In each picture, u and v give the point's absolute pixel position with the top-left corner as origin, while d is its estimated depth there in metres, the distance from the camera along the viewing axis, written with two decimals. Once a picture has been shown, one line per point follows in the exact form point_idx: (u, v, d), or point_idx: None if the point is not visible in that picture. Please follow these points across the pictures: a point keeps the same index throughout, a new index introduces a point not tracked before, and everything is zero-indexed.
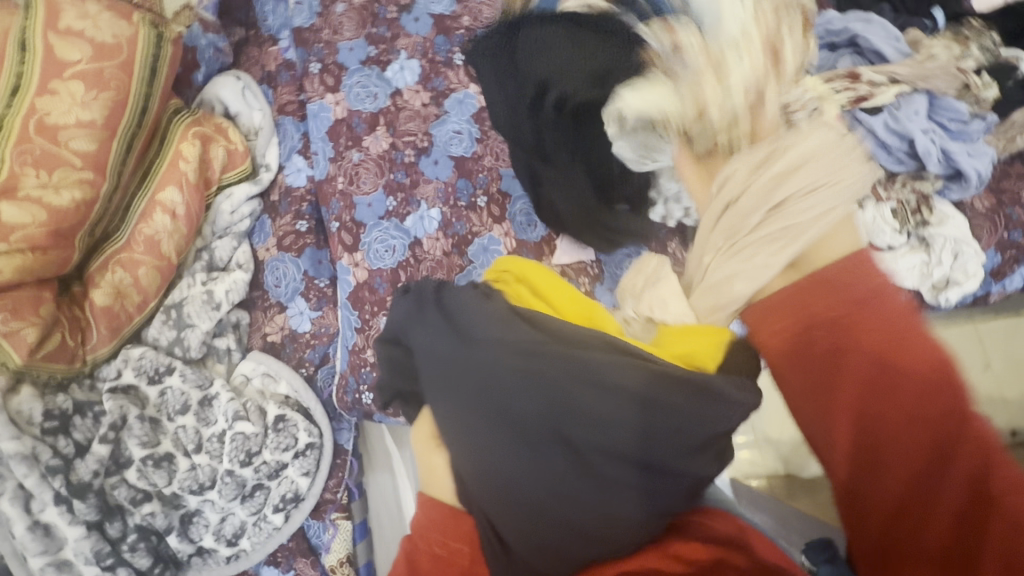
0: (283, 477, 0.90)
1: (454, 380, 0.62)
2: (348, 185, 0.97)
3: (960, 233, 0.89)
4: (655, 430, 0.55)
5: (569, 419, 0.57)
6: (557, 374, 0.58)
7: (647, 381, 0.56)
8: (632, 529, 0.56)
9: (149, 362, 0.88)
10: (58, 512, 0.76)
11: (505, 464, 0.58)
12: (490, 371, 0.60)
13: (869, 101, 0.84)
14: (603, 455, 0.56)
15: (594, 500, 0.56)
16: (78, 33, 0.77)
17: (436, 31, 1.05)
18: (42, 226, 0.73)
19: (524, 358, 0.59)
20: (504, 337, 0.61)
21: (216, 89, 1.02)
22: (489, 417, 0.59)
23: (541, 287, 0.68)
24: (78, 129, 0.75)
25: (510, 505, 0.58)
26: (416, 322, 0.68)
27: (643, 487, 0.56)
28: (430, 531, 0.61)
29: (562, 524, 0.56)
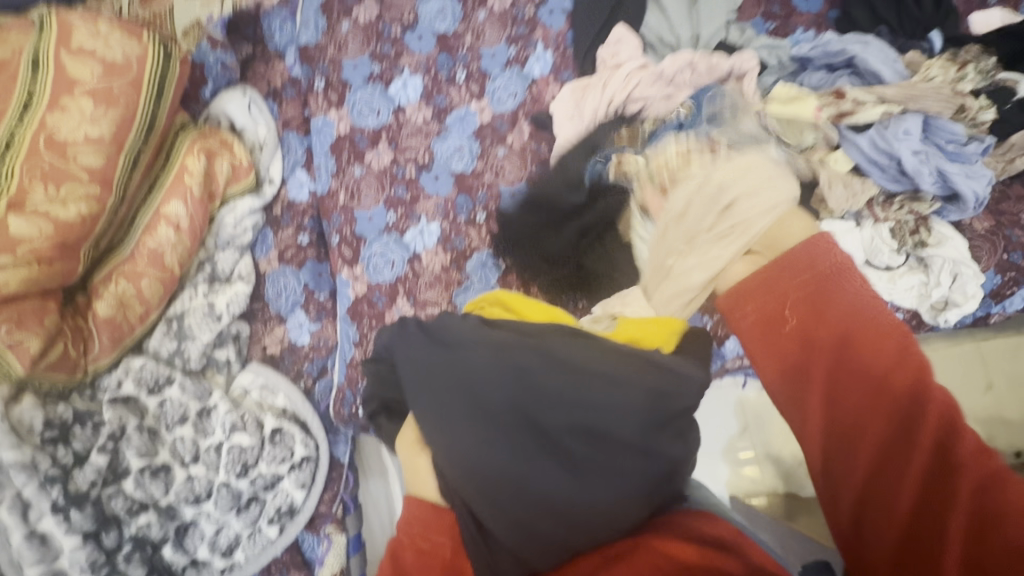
0: (279, 490, 0.90)
1: (435, 380, 0.70)
2: (349, 200, 0.99)
3: (958, 254, 0.88)
4: (615, 412, 0.63)
5: (539, 406, 0.64)
6: (528, 365, 0.67)
7: (603, 366, 0.66)
8: (603, 512, 0.61)
9: (149, 372, 0.89)
10: (56, 522, 0.77)
11: (484, 457, 0.64)
12: (468, 368, 0.68)
13: (851, 118, 0.89)
14: (575, 437, 0.63)
15: (565, 484, 0.62)
16: (90, 52, 0.79)
17: (439, 49, 1.07)
18: (48, 239, 0.74)
19: (494, 357, 0.68)
20: (477, 338, 0.71)
21: (223, 104, 1.04)
22: (467, 410, 0.66)
23: (518, 305, 0.79)
24: (86, 145, 0.77)
25: (490, 492, 0.63)
26: (398, 339, 0.78)
27: (617, 470, 0.62)
28: (415, 528, 0.65)
29: (537, 508, 0.62)
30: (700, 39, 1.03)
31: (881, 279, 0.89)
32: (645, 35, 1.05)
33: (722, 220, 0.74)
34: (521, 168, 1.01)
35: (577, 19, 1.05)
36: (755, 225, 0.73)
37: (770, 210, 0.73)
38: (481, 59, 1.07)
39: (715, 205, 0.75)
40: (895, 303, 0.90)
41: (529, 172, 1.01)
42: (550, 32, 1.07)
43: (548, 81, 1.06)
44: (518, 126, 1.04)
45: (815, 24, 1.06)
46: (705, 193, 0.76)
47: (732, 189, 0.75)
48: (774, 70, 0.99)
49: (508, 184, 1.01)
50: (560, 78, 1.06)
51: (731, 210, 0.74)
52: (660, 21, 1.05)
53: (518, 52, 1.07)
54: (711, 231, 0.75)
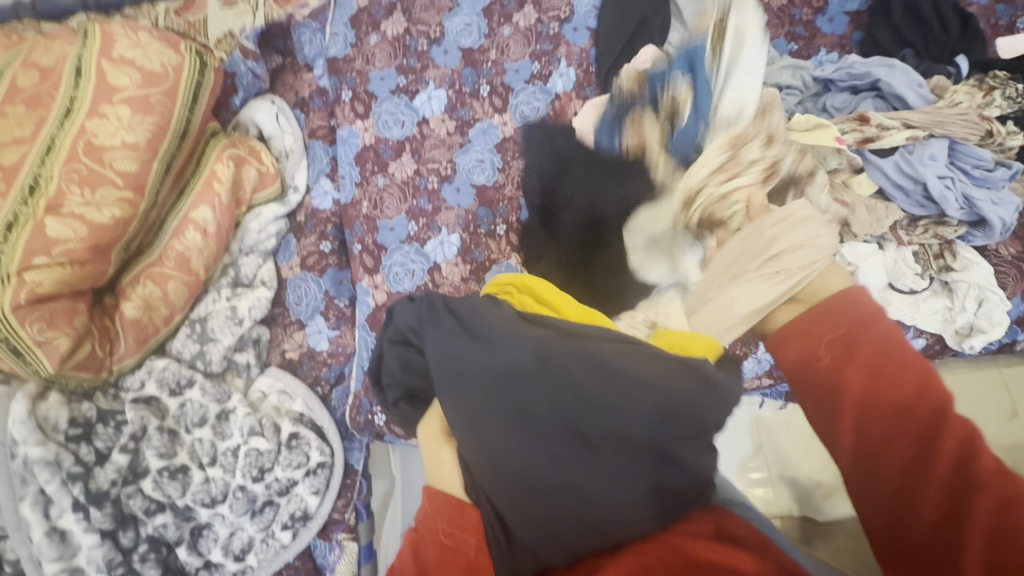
0: (293, 495, 0.90)
1: (471, 378, 0.70)
2: (372, 209, 1.00)
3: (985, 279, 0.87)
4: (648, 425, 0.62)
5: (580, 411, 0.63)
6: (569, 370, 0.65)
7: (647, 376, 0.64)
8: (630, 518, 0.63)
9: (172, 373, 0.90)
10: (75, 519, 0.79)
11: (517, 454, 0.65)
12: (507, 367, 0.68)
13: (876, 143, 0.89)
14: (610, 446, 0.63)
15: (597, 492, 0.63)
16: (130, 61, 0.81)
17: (464, 63, 1.09)
18: (82, 241, 0.76)
19: (535, 360, 0.67)
20: (517, 337, 0.70)
21: (252, 113, 1.06)
22: (500, 412, 0.66)
23: (553, 302, 0.79)
24: (122, 150, 0.79)
25: (518, 492, 0.65)
26: (431, 327, 0.77)
27: (654, 482, 0.63)
28: (438, 523, 0.68)
29: (564, 511, 0.64)
30: None
31: (904, 302, 0.88)
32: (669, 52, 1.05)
33: (768, 265, 0.73)
34: None
35: (601, 38, 1.08)
36: (801, 274, 0.71)
37: (812, 265, 0.72)
38: (505, 74, 1.08)
39: (767, 254, 0.74)
40: (918, 327, 0.89)
41: None
42: (574, 49, 1.09)
43: (571, 97, 1.07)
44: None
45: (839, 46, 1.06)
46: (755, 232, 0.76)
47: (783, 236, 0.74)
48: (798, 90, 1.00)
49: None
50: (583, 94, 1.07)
51: (776, 258, 0.73)
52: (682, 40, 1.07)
53: (542, 68, 1.08)
54: (763, 272, 0.73)
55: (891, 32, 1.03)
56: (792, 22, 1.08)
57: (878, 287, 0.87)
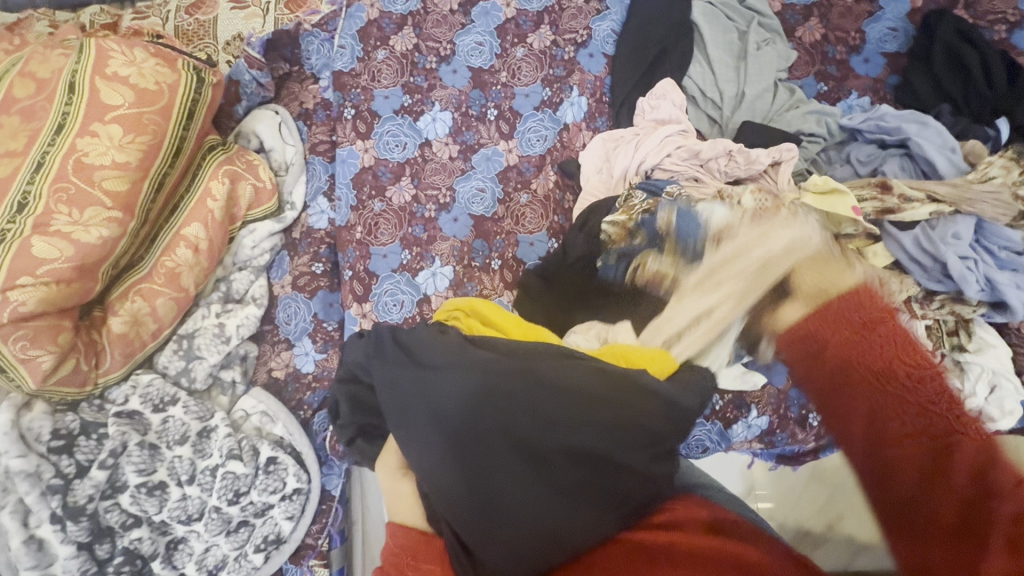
0: (268, 518, 0.91)
1: (412, 402, 0.69)
2: (366, 235, 0.98)
3: (999, 365, 0.81)
4: (599, 429, 0.61)
5: (524, 425, 0.62)
6: (510, 387, 0.65)
7: (590, 383, 0.64)
8: (596, 526, 0.57)
9: (156, 390, 0.91)
10: (53, 530, 0.80)
11: (463, 472, 0.62)
12: (450, 389, 0.67)
13: (896, 215, 0.84)
14: (563, 458, 0.60)
15: (557, 507, 0.59)
16: (123, 78, 0.81)
17: (472, 84, 1.04)
18: (68, 261, 0.76)
19: (476, 379, 0.66)
20: (457, 360, 0.70)
21: (254, 124, 1.04)
22: (446, 436, 0.64)
23: (499, 323, 0.80)
24: (111, 170, 0.78)
25: (475, 515, 0.60)
26: (377, 360, 0.77)
27: (610, 486, 0.60)
28: (402, 557, 0.64)
29: (518, 525, 0.59)
30: (744, 97, 0.99)
31: None
32: (687, 86, 1.01)
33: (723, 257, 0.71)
34: (543, 217, 0.99)
35: (617, 67, 1.03)
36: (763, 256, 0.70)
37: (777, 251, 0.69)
38: (514, 98, 1.04)
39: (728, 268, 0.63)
40: None
41: (552, 223, 0.99)
42: (588, 76, 1.04)
43: (580, 128, 1.03)
44: (545, 172, 1.01)
45: (872, 90, 1.00)
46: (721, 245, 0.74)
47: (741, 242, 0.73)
48: (821, 138, 0.95)
49: (527, 233, 0.99)
50: (594, 125, 1.03)
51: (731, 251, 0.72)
52: (703, 74, 1.01)
53: (553, 95, 1.04)
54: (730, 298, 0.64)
55: (931, 81, 0.96)
56: (824, 59, 1.02)
57: None
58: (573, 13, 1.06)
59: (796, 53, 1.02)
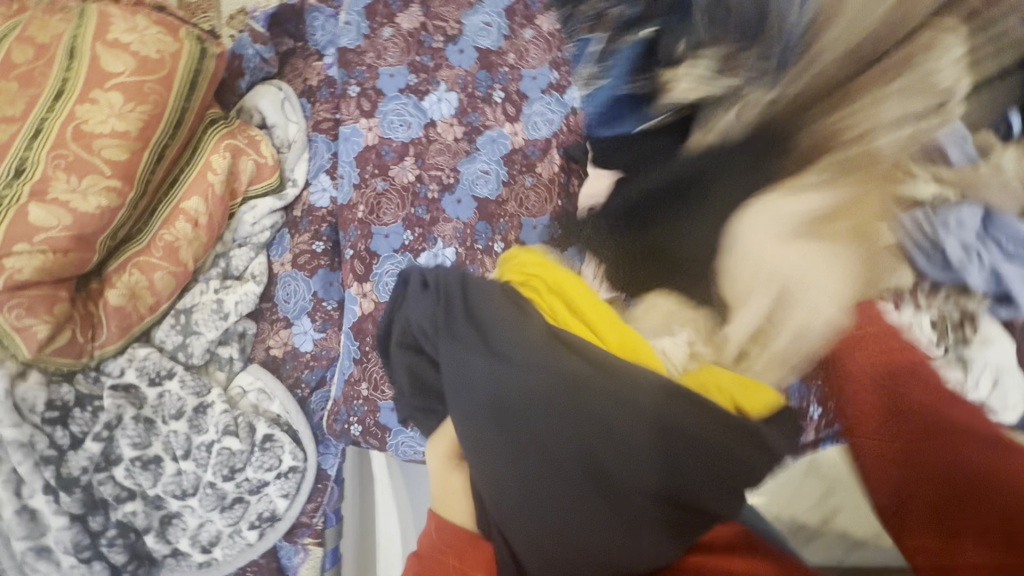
0: (263, 495, 0.90)
1: (476, 391, 0.63)
2: (368, 214, 0.98)
3: None
4: (677, 468, 0.53)
5: (597, 446, 0.55)
6: (593, 400, 0.57)
7: (686, 426, 0.52)
8: (653, 553, 0.54)
9: (152, 364, 0.90)
10: (46, 501, 0.79)
11: (526, 484, 0.58)
12: (522, 387, 0.59)
13: None
14: (634, 493, 0.54)
15: (611, 531, 0.55)
16: (125, 45, 0.81)
17: (479, 65, 1.03)
18: (65, 229, 0.76)
19: (553, 385, 0.58)
20: (534, 358, 0.60)
21: (257, 99, 1.03)
22: (503, 430, 0.60)
23: (562, 288, 0.66)
24: (111, 138, 0.78)
25: (525, 509, 0.58)
26: (445, 332, 0.68)
27: (681, 533, 0.54)
28: (449, 556, 0.67)
29: (573, 555, 0.56)
30: None
31: None
32: None
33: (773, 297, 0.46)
34: (546, 201, 0.96)
35: None
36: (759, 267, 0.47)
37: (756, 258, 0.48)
38: (521, 80, 1.03)
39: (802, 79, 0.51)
40: None
41: (555, 207, 0.97)
42: None
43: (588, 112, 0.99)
44: (550, 155, 1.00)
45: None
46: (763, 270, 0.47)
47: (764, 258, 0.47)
48: None
49: (529, 216, 0.96)
50: None
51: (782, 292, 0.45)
52: None
53: (560, 78, 1.02)
54: (755, 300, 0.47)
55: None
56: None
57: None
58: None
59: None
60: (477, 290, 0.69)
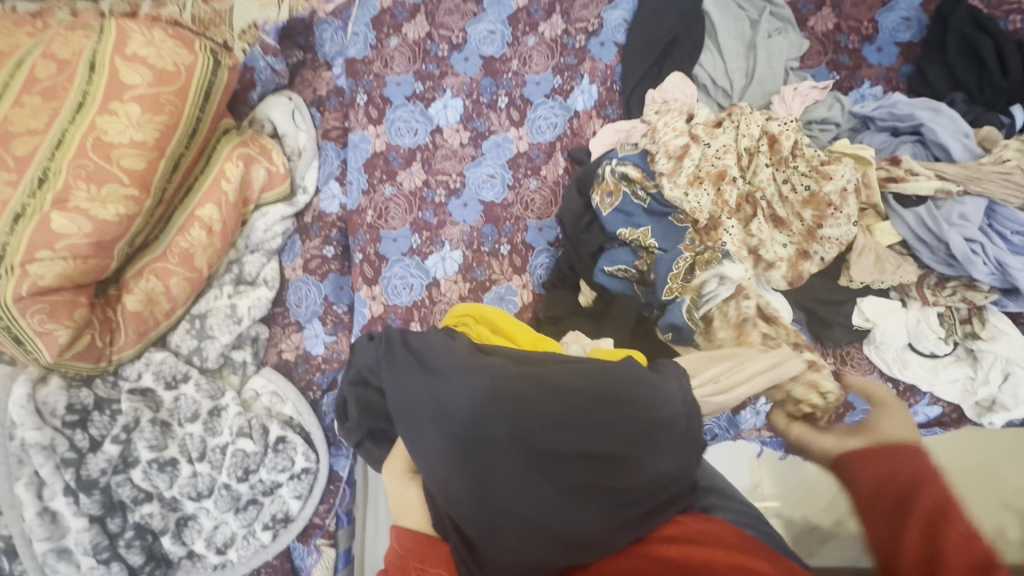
0: (276, 496, 0.91)
1: (417, 405, 0.66)
2: (377, 219, 1.00)
3: (1014, 353, 0.82)
4: (603, 425, 0.60)
5: (537, 430, 0.60)
6: (528, 392, 0.62)
7: (592, 392, 0.62)
8: (596, 520, 0.58)
9: (168, 367, 0.92)
10: (66, 502, 0.81)
11: (479, 484, 0.59)
12: (459, 396, 0.63)
13: (899, 185, 0.86)
14: (576, 465, 0.59)
15: (563, 510, 0.58)
16: (142, 58, 0.84)
17: (484, 72, 1.05)
18: (85, 236, 0.79)
19: (489, 387, 0.62)
20: (468, 365, 0.66)
21: (268, 109, 1.05)
22: (456, 441, 0.61)
23: (500, 325, 0.79)
24: (130, 148, 0.82)
25: (484, 517, 0.59)
26: (387, 365, 0.73)
27: (619, 490, 0.59)
28: (407, 558, 0.62)
29: (534, 538, 0.58)
30: (754, 81, 0.98)
31: (922, 366, 0.85)
32: (698, 76, 1.00)
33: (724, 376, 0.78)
34: (551, 204, 1.00)
35: (628, 54, 1.02)
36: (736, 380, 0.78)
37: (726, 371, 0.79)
38: (525, 86, 1.04)
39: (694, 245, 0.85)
40: (934, 394, 0.86)
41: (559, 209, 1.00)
42: (599, 65, 1.04)
43: (591, 116, 1.03)
44: (554, 158, 1.01)
45: (886, 78, 0.99)
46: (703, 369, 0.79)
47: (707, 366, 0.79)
48: (835, 125, 0.94)
49: (535, 218, 0.99)
50: (604, 113, 1.03)
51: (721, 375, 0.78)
52: (714, 62, 1.00)
53: (564, 83, 1.04)
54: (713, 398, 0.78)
55: (944, 70, 0.94)
56: (837, 49, 1.00)
57: (895, 346, 0.86)
58: (585, 2, 1.05)
59: (808, 41, 1.00)
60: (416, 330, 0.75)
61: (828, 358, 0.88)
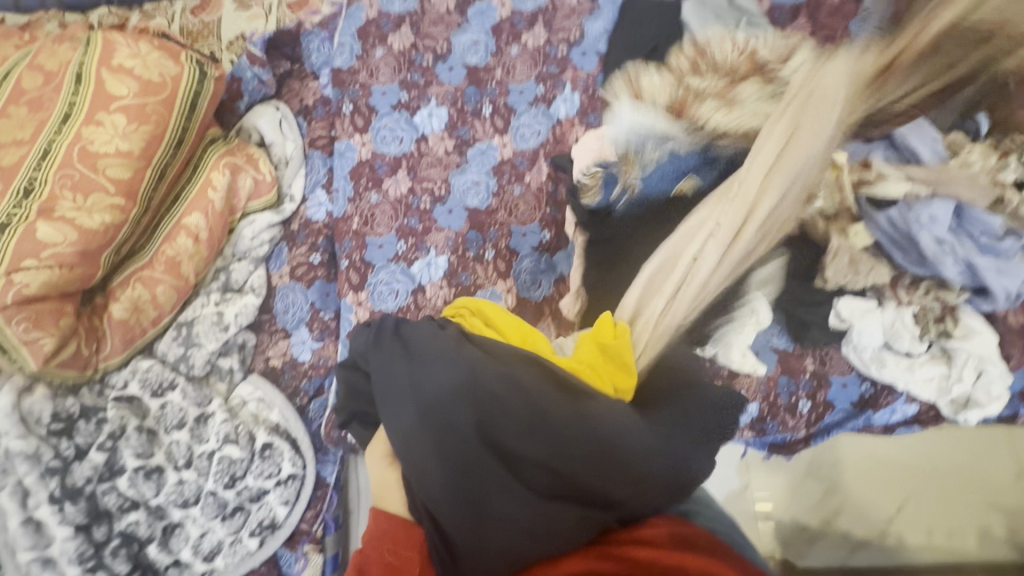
0: (263, 503, 0.91)
1: (400, 394, 0.69)
2: (363, 226, 1.01)
3: (986, 350, 0.85)
4: (575, 424, 0.64)
5: (511, 425, 0.64)
6: (505, 388, 0.66)
7: (565, 396, 0.65)
8: (560, 514, 0.61)
9: (155, 375, 0.92)
10: (50, 511, 0.82)
11: (452, 473, 0.63)
12: (441, 387, 0.67)
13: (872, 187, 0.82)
14: (547, 461, 0.63)
15: (525, 505, 0.62)
16: (128, 69, 0.86)
17: (468, 81, 1.07)
18: (71, 245, 0.80)
19: (468, 380, 0.66)
20: (451, 359, 0.69)
21: (254, 119, 1.07)
22: (434, 431, 0.65)
23: (493, 319, 0.79)
24: (115, 158, 0.83)
25: (450, 504, 0.63)
26: (375, 350, 0.75)
27: (585, 486, 0.62)
28: (384, 541, 0.65)
29: (501, 526, 0.61)
30: None
31: (899, 365, 0.88)
32: None
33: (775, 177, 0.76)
34: (535, 209, 1.01)
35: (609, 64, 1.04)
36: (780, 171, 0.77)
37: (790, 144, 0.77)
38: (508, 94, 1.06)
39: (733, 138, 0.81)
40: (911, 392, 0.90)
41: (544, 215, 1.01)
42: (580, 74, 1.06)
43: (573, 123, 1.04)
44: (538, 165, 1.03)
45: None
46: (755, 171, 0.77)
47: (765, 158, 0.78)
48: None
49: (519, 224, 1.01)
50: (586, 120, 1.04)
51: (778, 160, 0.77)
52: None
53: (546, 91, 1.06)
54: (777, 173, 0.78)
55: None
56: None
57: (872, 346, 0.88)
58: (566, 13, 1.08)
59: None
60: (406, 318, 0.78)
61: (808, 359, 0.92)
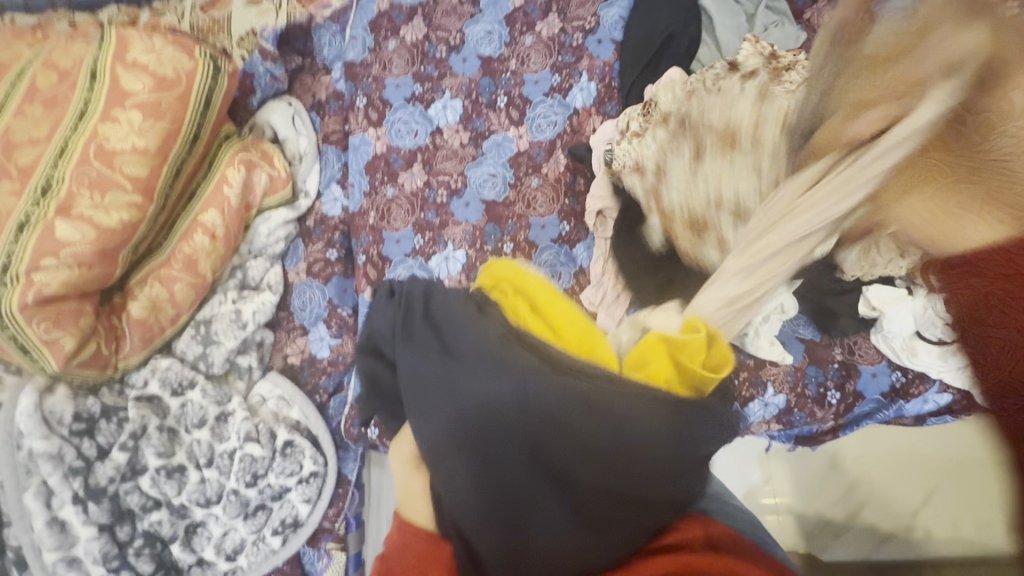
0: (285, 501, 0.91)
1: (431, 391, 0.59)
2: (379, 220, 1.00)
3: None
4: (640, 448, 0.53)
5: (562, 441, 0.53)
6: (557, 400, 0.54)
7: (642, 424, 0.53)
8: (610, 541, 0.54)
9: (174, 374, 0.91)
10: (74, 512, 0.81)
11: (489, 487, 0.54)
12: (485, 392, 0.56)
13: None
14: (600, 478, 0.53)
15: (578, 532, 0.54)
16: (143, 65, 0.85)
17: (482, 72, 1.05)
18: (89, 244, 0.79)
19: (523, 398, 0.55)
20: (495, 357, 0.57)
21: (268, 115, 1.06)
22: (471, 439, 0.55)
23: (545, 309, 0.62)
24: (132, 155, 0.82)
25: (493, 528, 0.53)
26: (403, 337, 0.64)
27: (640, 509, 0.54)
28: (407, 560, 0.56)
29: (543, 551, 0.53)
30: None
31: (931, 354, 0.85)
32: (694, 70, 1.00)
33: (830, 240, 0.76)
34: (554, 200, 1.00)
35: (626, 51, 1.02)
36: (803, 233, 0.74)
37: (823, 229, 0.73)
38: (524, 85, 1.04)
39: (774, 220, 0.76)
40: (944, 380, 0.87)
41: (562, 206, 1.00)
42: (597, 62, 1.04)
43: (590, 113, 1.03)
44: (555, 156, 1.02)
45: None
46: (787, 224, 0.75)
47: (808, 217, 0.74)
48: None
49: (538, 215, 0.99)
50: (604, 109, 1.03)
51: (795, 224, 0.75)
52: (711, 56, 1.00)
53: (562, 81, 1.04)
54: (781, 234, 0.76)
55: None
56: None
57: (902, 334, 0.86)
58: (581, 0, 1.06)
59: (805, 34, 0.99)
60: (440, 295, 0.66)
61: (836, 349, 0.91)
